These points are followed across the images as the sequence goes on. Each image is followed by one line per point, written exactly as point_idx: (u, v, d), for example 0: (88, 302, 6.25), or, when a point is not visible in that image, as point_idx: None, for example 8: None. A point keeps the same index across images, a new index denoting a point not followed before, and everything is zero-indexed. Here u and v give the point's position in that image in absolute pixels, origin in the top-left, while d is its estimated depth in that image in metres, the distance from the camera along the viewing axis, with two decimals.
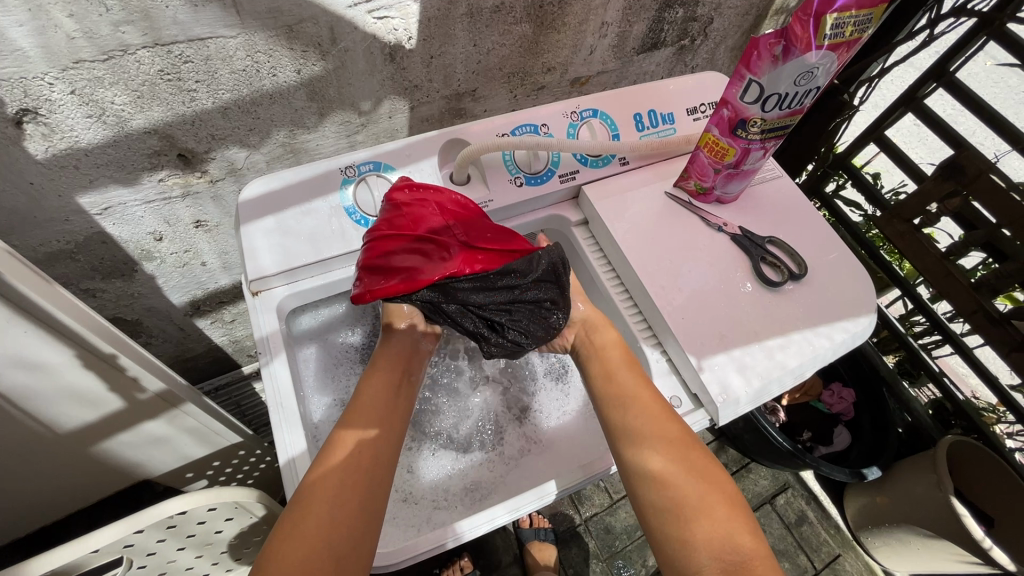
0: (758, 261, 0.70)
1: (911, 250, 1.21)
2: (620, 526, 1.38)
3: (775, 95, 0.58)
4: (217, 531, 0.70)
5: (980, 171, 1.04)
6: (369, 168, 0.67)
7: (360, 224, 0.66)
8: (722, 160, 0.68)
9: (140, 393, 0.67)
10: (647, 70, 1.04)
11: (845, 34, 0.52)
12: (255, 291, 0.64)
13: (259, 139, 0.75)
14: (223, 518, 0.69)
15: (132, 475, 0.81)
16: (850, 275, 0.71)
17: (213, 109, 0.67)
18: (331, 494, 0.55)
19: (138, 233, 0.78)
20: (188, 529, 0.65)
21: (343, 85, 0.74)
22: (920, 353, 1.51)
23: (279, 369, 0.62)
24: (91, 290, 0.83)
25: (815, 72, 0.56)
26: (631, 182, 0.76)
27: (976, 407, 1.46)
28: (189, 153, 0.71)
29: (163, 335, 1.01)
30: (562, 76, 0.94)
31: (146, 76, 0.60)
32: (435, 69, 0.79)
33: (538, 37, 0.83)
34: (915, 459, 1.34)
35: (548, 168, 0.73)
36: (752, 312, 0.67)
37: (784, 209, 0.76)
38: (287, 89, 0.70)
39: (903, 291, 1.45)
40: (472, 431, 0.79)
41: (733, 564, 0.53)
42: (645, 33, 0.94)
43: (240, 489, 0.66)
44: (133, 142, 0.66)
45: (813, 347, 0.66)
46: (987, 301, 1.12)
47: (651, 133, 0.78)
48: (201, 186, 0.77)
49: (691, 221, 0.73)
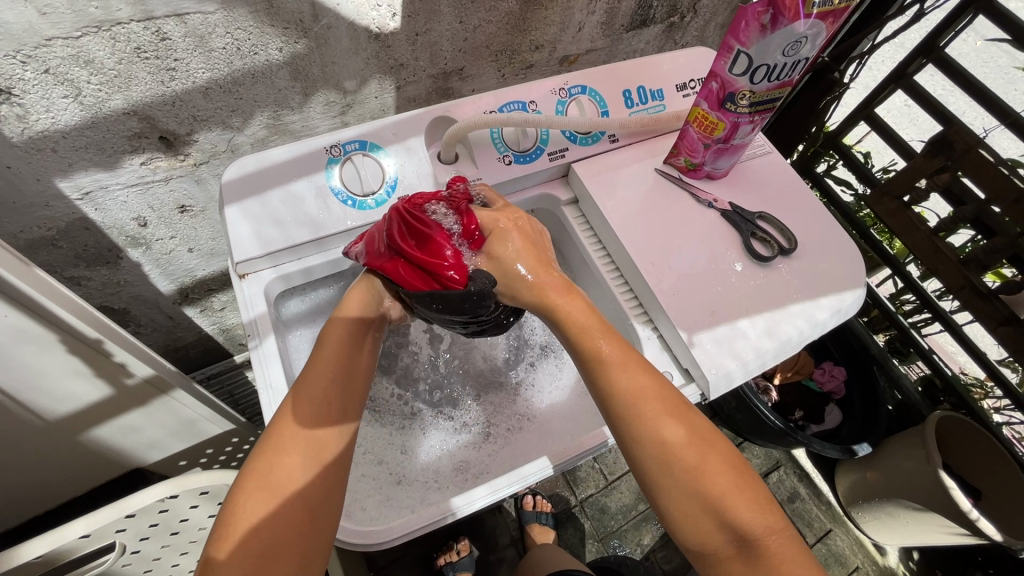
0: (748, 236, 0.70)
1: (900, 227, 1.21)
2: (615, 507, 1.39)
3: (764, 66, 0.58)
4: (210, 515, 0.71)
5: (969, 146, 1.04)
6: (355, 147, 0.65)
7: (347, 204, 0.65)
8: (711, 135, 0.67)
9: (128, 379, 0.66)
10: (637, 48, 1.02)
11: (833, 2, 0.51)
12: (241, 274, 0.63)
13: (242, 121, 0.74)
14: (214, 502, 0.69)
15: (124, 463, 0.81)
16: (839, 249, 0.71)
17: (194, 89, 0.66)
18: (270, 545, 0.48)
19: (122, 218, 0.77)
20: (181, 513, 0.65)
21: (327, 63, 0.72)
22: (910, 331, 1.53)
23: (268, 350, 0.61)
24: (76, 278, 0.82)
25: (803, 42, 0.55)
26: (621, 159, 0.75)
27: (965, 382, 1.48)
28: (171, 135, 0.70)
29: (152, 324, 1.00)
30: (550, 55, 0.93)
31: (123, 54, 0.58)
32: (421, 47, 0.78)
33: (525, 14, 0.82)
34: (905, 435, 1.36)
35: (537, 146, 0.73)
36: (742, 287, 0.67)
37: (774, 185, 0.76)
38: (269, 67, 0.68)
39: (893, 269, 1.46)
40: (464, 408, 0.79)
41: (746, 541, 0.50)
42: (634, 10, 0.92)
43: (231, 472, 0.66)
44: (112, 124, 0.64)
45: (803, 322, 0.66)
46: (975, 277, 1.12)
47: (642, 109, 0.77)
48: (184, 170, 0.75)
49: (681, 198, 0.73)
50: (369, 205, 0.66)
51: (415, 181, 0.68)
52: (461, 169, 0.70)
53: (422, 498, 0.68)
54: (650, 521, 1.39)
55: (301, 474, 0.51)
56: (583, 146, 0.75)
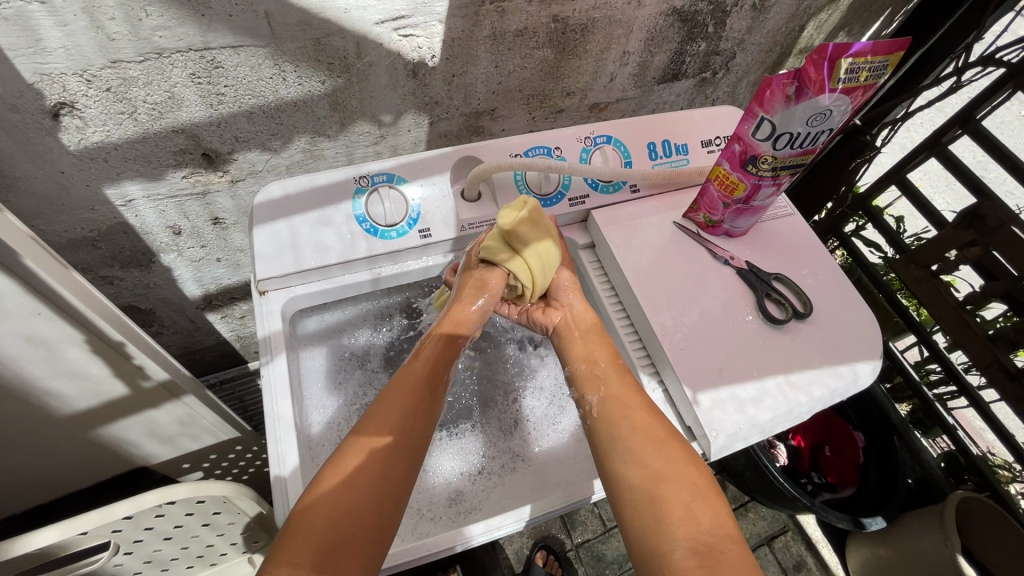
0: (762, 297, 0.70)
1: (927, 298, 1.16)
2: (612, 555, 1.36)
3: (787, 133, 0.59)
4: (193, 537, 0.69)
5: (1002, 222, 1.01)
6: (382, 179, 0.68)
7: (370, 233, 0.67)
8: (732, 195, 0.68)
9: (144, 380, 0.69)
10: (667, 100, 1.04)
11: (860, 78, 0.54)
12: (263, 291, 0.66)
13: (280, 144, 0.77)
14: (201, 523, 0.67)
15: (130, 461, 0.83)
16: (856, 320, 0.71)
17: (238, 113, 0.70)
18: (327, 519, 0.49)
19: (158, 225, 0.81)
20: (167, 530, 0.65)
21: (366, 97, 0.76)
22: (936, 405, 1.49)
23: (279, 368, 0.63)
24: (109, 277, 0.86)
25: (828, 114, 0.56)
26: (640, 210, 0.77)
27: (990, 463, 1.41)
28: (213, 153, 0.74)
29: (174, 327, 1.04)
30: (581, 102, 0.95)
31: (178, 79, 0.62)
32: (456, 87, 0.81)
33: (559, 62, 0.84)
34: (922, 513, 1.30)
35: (558, 190, 0.74)
36: (752, 347, 0.67)
37: (794, 246, 0.76)
38: (311, 98, 0.72)
39: (920, 337, 1.44)
40: (480, 432, 0.79)
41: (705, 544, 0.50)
42: (667, 64, 0.95)
43: (229, 485, 0.64)
44: (160, 140, 0.69)
45: (818, 389, 0.66)
46: (1004, 354, 1.06)
47: (663, 162, 0.78)
48: (221, 185, 0.79)
49: (698, 253, 0.74)
50: (392, 236, 0.68)
51: (436, 216, 0.70)
52: (483, 208, 0.72)
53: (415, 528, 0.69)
54: None
55: (349, 493, 0.51)
56: (603, 194, 0.76)
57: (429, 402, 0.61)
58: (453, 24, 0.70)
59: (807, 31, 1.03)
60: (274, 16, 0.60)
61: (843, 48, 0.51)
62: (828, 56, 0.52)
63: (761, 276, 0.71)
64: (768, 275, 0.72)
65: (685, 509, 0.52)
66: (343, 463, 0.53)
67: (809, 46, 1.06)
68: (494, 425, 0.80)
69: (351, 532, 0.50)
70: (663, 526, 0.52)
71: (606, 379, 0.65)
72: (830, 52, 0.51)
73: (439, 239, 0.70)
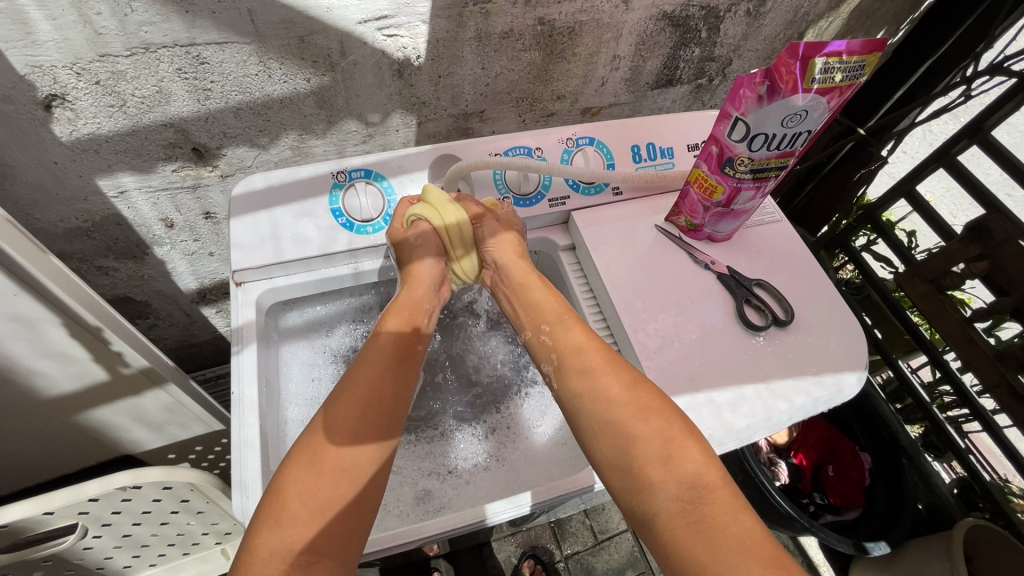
0: (741, 303, 0.68)
1: (933, 313, 1.12)
2: (602, 568, 1.34)
3: (762, 134, 0.58)
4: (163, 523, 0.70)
5: (1009, 236, 0.98)
6: (359, 175, 0.69)
7: (345, 227, 0.68)
8: (711, 198, 0.67)
9: (123, 367, 0.70)
10: (662, 106, 1.04)
11: (835, 79, 0.52)
12: (239, 282, 0.67)
13: (269, 140, 0.79)
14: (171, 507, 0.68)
15: (115, 448, 0.84)
16: (841, 329, 0.68)
17: (226, 109, 0.72)
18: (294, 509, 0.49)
19: (150, 217, 0.83)
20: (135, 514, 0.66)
21: (352, 95, 0.77)
22: (947, 428, 1.43)
23: (249, 357, 0.63)
24: (105, 268, 0.88)
25: (803, 115, 0.55)
26: (621, 212, 0.76)
27: (1006, 491, 1.34)
28: (202, 148, 0.76)
29: (170, 319, 1.06)
30: (572, 105, 0.95)
31: (165, 73, 0.64)
32: (443, 88, 0.82)
33: (546, 65, 0.85)
34: (929, 540, 1.25)
35: (538, 190, 0.74)
36: (729, 354, 0.65)
37: (780, 253, 0.74)
38: (297, 95, 0.74)
39: (930, 357, 1.38)
40: (450, 432, 0.80)
41: (691, 500, 0.49)
42: (660, 70, 0.95)
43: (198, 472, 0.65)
44: (150, 133, 0.71)
45: (797, 398, 0.64)
46: (1012, 375, 1.01)
47: (647, 165, 0.78)
48: (212, 180, 0.81)
49: (678, 257, 0.72)
50: (367, 231, 0.68)
51: None
52: None
53: (380, 525, 0.68)
54: None
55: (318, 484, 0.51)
56: (584, 195, 0.75)
57: (393, 377, 0.59)
58: (436, 25, 0.71)
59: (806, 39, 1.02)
60: (256, 14, 0.62)
61: (814, 47, 0.50)
62: (799, 53, 0.51)
63: (740, 282, 0.70)
64: (746, 278, 0.70)
65: (669, 464, 0.51)
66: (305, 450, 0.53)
67: None
68: (469, 426, 0.80)
69: (326, 516, 0.50)
70: (647, 487, 0.51)
71: (554, 341, 0.62)
72: (800, 49, 0.50)
73: None
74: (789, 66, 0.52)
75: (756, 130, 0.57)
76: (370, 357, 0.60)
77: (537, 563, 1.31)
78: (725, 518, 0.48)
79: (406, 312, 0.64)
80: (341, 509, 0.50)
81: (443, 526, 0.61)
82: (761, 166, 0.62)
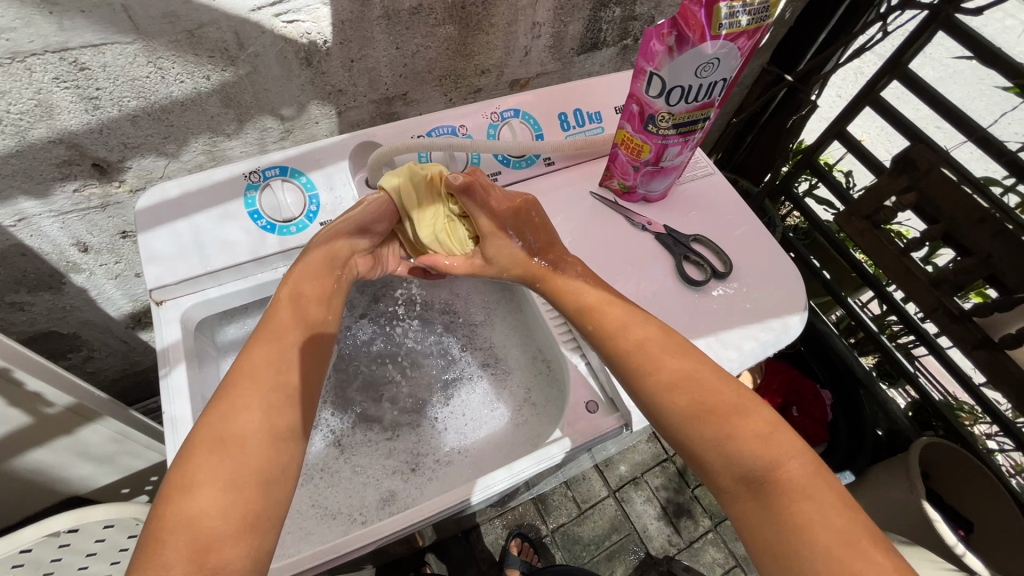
0: (681, 260, 0.68)
1: (871, 248, 1.16)
2: (588, 537, 1.36)
3: (679, 87, 0.57)
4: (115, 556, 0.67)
5: (932, 164, 1.02)
6: (275, 173, 0.65)
7: (267, 230, 0.64)
8: (639, 158, 0.66)
9: (47, 406, 0.65)
10: (591, 71, 1.02)
11: (742, 23, 0.52)
12: (159, 300, 0.63)
13: (177, 147, 0.74)
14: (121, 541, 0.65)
15: (58, 492, 0.80)
16: (779, 274, 0.70)
17: (121, 117, 0.66)
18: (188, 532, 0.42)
19: (60, 244, 0.77)
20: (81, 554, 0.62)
21: (260, 90, 0.72)
22: (897, 356, 1.50)
23: (179, 378, 0.60)
24: (19, 303, 0.82)
25: (716, 63, 0.55)
26: (556, 182, 0.74)
27: (954, 407, 1.43)
28: (102, 162, 0.70)
29: (105, 349, 1.00)
30: (498, 78, 0.93)
31: (42, 84, 0.59)
32: (359, 72, 0.78)
33: (464, 39, 0.82)
34: (890, 463, 1.31)
35: (468, 169, 0.72)
36: (674, 312, 0.66)
37: (715, 206, 0.75)
38: (198, 95, 0.69)
39: (875, 290, 1.44)
40: (409, 426, 0.78)
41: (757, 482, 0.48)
42: (583, 34, 0.93)
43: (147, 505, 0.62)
44: (38, 152, 0.65)
45: (743, 347, 0.65)
46: (948, 298, 1.06)
47: (577, 131, 0.76)
48: (122, 196, 0.76)
49: (616, 221, 0.72)
50: (292, 231, 0.65)
51: (340, 206, 0.67)
52: None
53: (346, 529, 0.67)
54: (623, 552, 1.35)
55: (208, 506, 0.43)
56: (516, 169, 0.74)
57: (289, 391, 0.52)
58: (339, 6, 0.67)
59: None
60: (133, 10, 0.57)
61: None
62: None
63: (678, 240, 0.70)
64: (683, 235, 0.70)
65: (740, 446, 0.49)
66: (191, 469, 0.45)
67: None
68: (429, 417, 0.79)
69: (210, 559, 0.41)
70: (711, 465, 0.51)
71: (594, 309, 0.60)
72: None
73: None
74: (694, 12, 0.51)
75: (671, 83, 0.57)
76: (258, 354, 0.53)
77: (524, 541, 1.32)
78: (792, 499, 0.46)
79: (301, 309, 0.58)
80: (241, 529, 0.44)
81: (398, 524, 0.59)
82: (683, 120, 0.61)
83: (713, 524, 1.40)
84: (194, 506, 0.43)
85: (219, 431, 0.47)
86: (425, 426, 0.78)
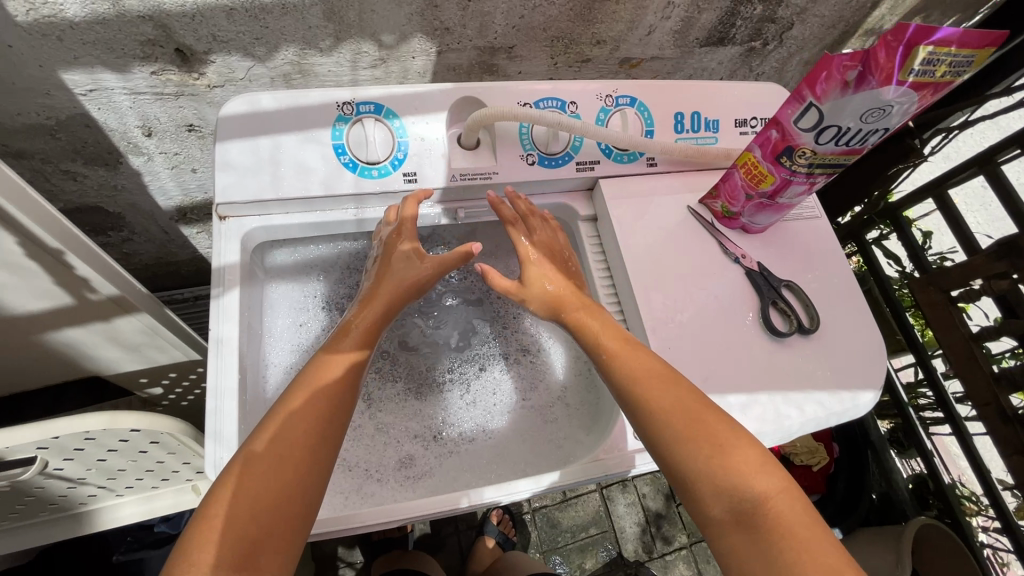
0: (768, 304, 0.64)
1: (937, 323, 1.10)
2: (566, 524, 1.38)
3: (835, 127, 0.51)
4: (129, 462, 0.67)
5: None
6: (369, 110, 0.60)
7: (348, 167, 0.60)
8: (757, 187, 0.61)
9: (91, 293, 0.64)
10: (707, 66, 0.93)
11: (935, 73, 0.45)
12: (222, 215, 0.60)
13: (265, 51, 0.68)
14: (143, 448, 0.64)
15: (82, 370, 0.80)
16: (864, 344, 0.65)
17: (217, 7, 0.60)
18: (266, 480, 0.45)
19: (125, 123, 0.73)
20: (98, 453, 0.62)
21: (365, 11, 0.66)
22: (918, 428, 1.44)
23: (231, 303, 0.58)
24: (72, 173, 0.79)
25: (888, 111, 0.48)
26: (653, 187, 0.69)
27: (959, 494, 1.40)
28: (187, 50, 0.65)
29: (146, 234, 0.99)
30: (611, 53, 0.85)
31: None
32: (472, 15, 0.70)
33: (592, 3, 0.73)
34: (881, 533, 1.30)
35: (567, 151, 0.66)
36: (749, 357, 0.62)
37: (814, 253, 0.69)
38: (301, 2, 0.62)
39: (917, 359, 1.38)
40: (441, 394, 0.76)
41: None
42: (714, 25, 0.84)
43: (167, 420, 0.61)
44: (125, 25, 0.59)
45: (809, 410, 0.61)
46: (1003, 396, 1.01)
47: (688, 137, 0.70)
48: (198, 89, 0.71)
49: (708, 245, 0.67)
50: (372, 174, 0.61)
51: (426, 161, 0.62)
52: (479, 159, 0.64)
53: (359, 486, 0.66)
54: (596, 546, 1.37)
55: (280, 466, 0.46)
56: (616, 163, 0.68)
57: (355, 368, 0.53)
58: None
59: (878, 11, 0.91)
60: None
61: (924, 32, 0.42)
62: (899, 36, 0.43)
63: (769, 281, 0.65)
64: (775, 278, 0.65)
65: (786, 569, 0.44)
66: (257, 443, 0.47)
67: (876, 28, 0.94)
68: (460, 390, 0.77)
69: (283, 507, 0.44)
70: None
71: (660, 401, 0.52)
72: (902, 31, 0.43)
73: (425, 187, 0.62)
74: (886, 49, 0.44)
75: (829, 121, 0.50)
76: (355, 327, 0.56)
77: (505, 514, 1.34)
78: None
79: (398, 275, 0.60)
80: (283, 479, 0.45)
81: (420, 509, 0.58)
82: (824, 161, 0.55)
83: (689, 543, 1.41)
84: (259, 462, 0.45)
85: (301, 388, 0.51)
86: (457, 398, 0.77)
